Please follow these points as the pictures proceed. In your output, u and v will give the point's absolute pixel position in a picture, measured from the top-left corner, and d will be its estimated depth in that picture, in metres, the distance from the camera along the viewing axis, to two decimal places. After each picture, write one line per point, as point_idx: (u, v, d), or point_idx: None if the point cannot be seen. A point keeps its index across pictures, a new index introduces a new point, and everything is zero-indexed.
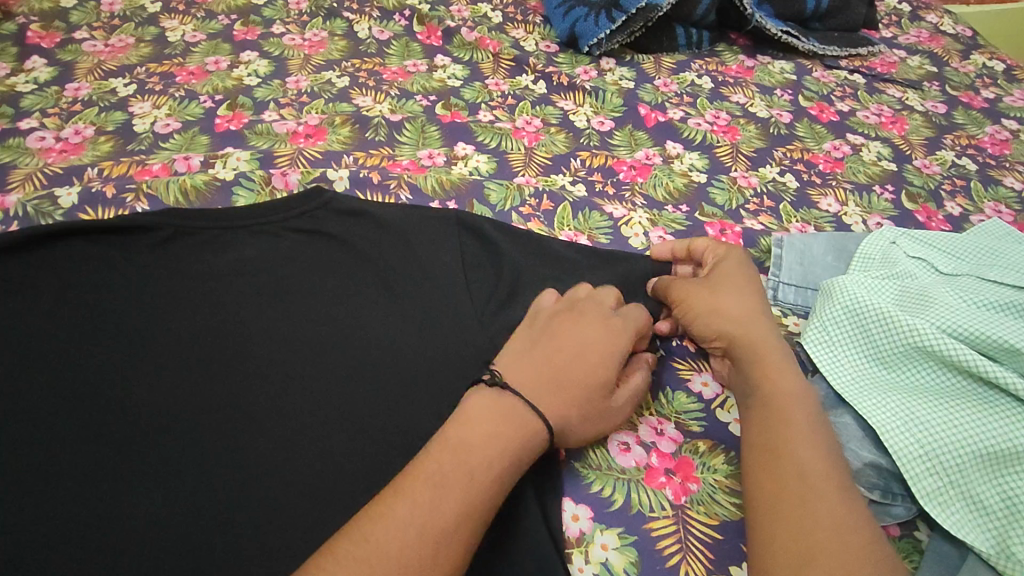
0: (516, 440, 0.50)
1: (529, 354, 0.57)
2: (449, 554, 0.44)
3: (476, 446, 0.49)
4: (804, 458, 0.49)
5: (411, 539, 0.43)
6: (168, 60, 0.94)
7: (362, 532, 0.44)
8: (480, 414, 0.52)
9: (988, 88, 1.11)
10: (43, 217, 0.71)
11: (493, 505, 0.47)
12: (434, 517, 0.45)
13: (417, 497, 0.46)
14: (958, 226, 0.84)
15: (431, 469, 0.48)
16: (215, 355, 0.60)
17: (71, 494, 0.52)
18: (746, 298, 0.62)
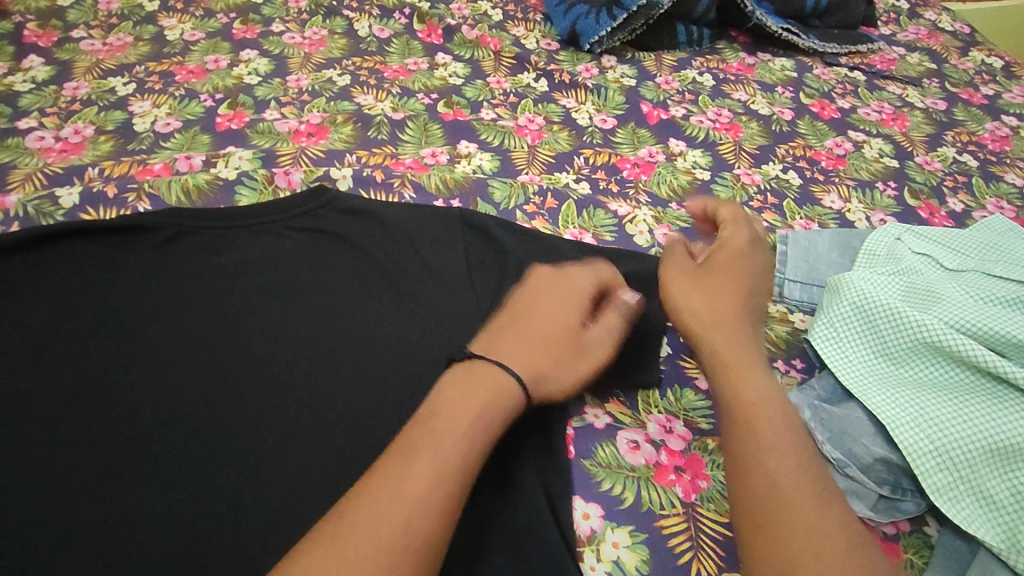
0: (483, 399, 0.48)
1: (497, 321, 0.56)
2: (431, 523, 0.41)
3: (443, 414, 0.47)
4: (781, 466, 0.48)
5: (390, 514, 0.41)
6: (167, 59, 0.94)
7: (342, 514, 0.41)
8: (446, 385, 0.50)
9: (987, 85, 1.11)
10: (43, 217, 0.70)
11: (468, 467, 0.45)
12: (409, 489, 0.42)
13: (391, 473, 0.43)
14: (961, 222, 0.84)
15: (402, 444, 0.45)
16: (220, 355, 0.59)
17: (76, 496, 0.51)
18: (730, 294, 0.61)
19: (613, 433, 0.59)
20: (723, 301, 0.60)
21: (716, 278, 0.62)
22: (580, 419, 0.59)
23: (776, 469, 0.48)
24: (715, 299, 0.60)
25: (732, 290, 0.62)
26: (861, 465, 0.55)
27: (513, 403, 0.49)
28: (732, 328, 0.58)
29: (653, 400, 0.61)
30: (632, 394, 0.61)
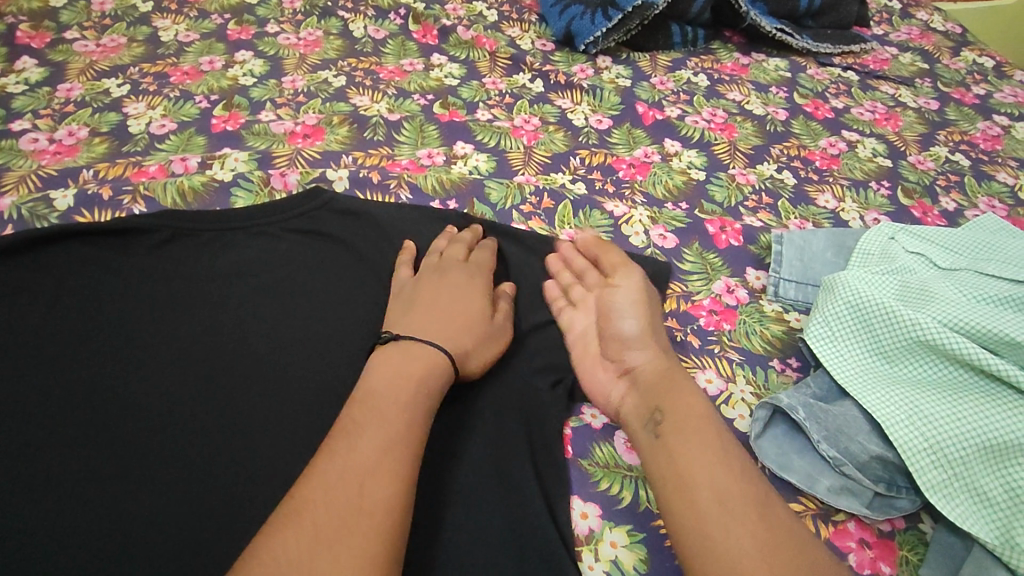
0: (418, 370, 0.53)
1: (414, 308, 0.60)
2: (387, 488, 0.45)
3: (380, 390, 0.51)
4: (706, 464, 0.48)
5: (346, 484, 0.44)
6: (162, 61, 0.93)
7: (301, 490, 0.44)
8: (380, 364, 0.54)
9: (979, 85, 1.12)
10: (38, 220, 0.70)
11: (413, 432, 0.49)
12: (359, 459, 0.45)
13: (341, 448, 0.46)
14: (954, 221, 0.85)
15: (344, 422, 0.49)
16: (218, 356, 0.59)
17: (70, 499, 0.50)
18: (655, 306, 0.63)
19: (611, 433, 0.59)
20: (651, 312, 0.62)
21: (644, 286, 0.64)
22: (577, 419, 0.60)
23: (704, 468, 0.47)
24: (645, 309, 0.62)
25: (659, 307, 0.64)
26: (857, 463, 0.55)
27: (445, 370, 0.55)
28: (657, 339, 0.60)
29: None
30: None
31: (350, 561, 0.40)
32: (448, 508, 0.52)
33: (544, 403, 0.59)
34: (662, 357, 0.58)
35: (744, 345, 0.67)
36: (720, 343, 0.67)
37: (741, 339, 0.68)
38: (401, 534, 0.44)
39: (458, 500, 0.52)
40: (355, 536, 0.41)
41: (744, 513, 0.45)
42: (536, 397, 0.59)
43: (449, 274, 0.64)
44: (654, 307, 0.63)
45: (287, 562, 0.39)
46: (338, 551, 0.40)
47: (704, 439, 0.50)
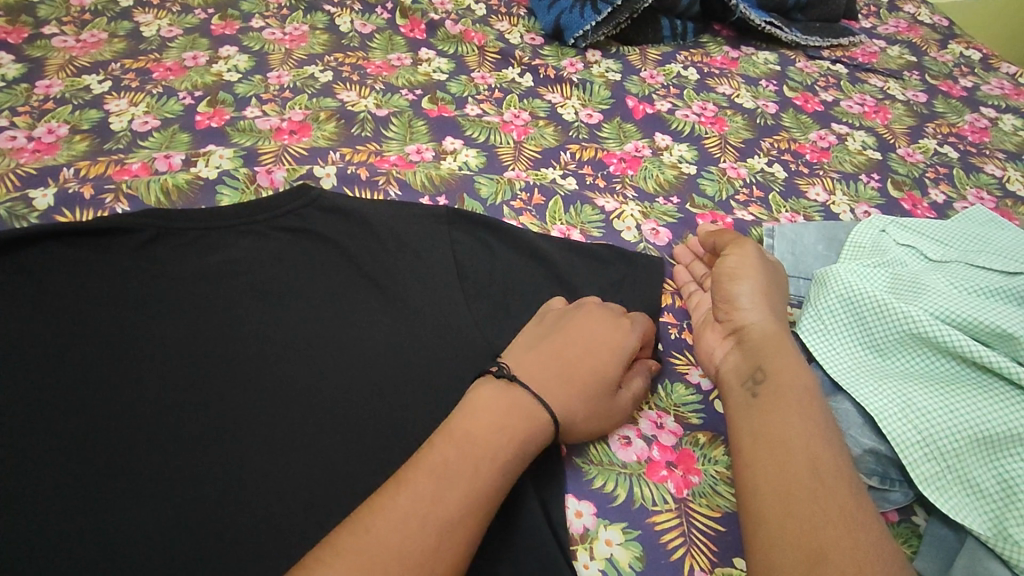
0: (521, 426, 0.50)
1: (537, 350, 0.57)
2: (457, 544, 0.43)
3: (478, 436, 0.49)
4: (806, 447, 0.48)
5: (420, 534, 0.43)
6: (144, 56, 0.92)
7: (368, 525, 0.43)
8: (484, 403, 0.52)
9: (966, 77, 1.13)
10: (17, 220, 0.68)
11: (496, 494, 0.47)
12: (438, 511, 0.44)
13: (420, 490, 0.45)
14: (943, 213, 0.85)
15: (434, 459, 0.47)
16: (205, 358, 0.58)
17: (52, 506, 0.49)
18: (773, 279, 0.65)
19: None
20: (770, 283, 0.63)
21: (765, 259, 0.65)
22: None
23: (803, 452, 0.48)
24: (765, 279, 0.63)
25: (778, 281, 0.65)
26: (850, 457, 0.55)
27: (544, 436, 0.51)
28: (773, 309, 0.61)
29: (644, 397, 0.61)
30: None
31: None
32: None
33: None
34: (779, 327, 0.59)
35: None
36: None
37: None
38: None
39: None
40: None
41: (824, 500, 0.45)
42: None
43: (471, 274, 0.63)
44: (771, 280, 0.64)
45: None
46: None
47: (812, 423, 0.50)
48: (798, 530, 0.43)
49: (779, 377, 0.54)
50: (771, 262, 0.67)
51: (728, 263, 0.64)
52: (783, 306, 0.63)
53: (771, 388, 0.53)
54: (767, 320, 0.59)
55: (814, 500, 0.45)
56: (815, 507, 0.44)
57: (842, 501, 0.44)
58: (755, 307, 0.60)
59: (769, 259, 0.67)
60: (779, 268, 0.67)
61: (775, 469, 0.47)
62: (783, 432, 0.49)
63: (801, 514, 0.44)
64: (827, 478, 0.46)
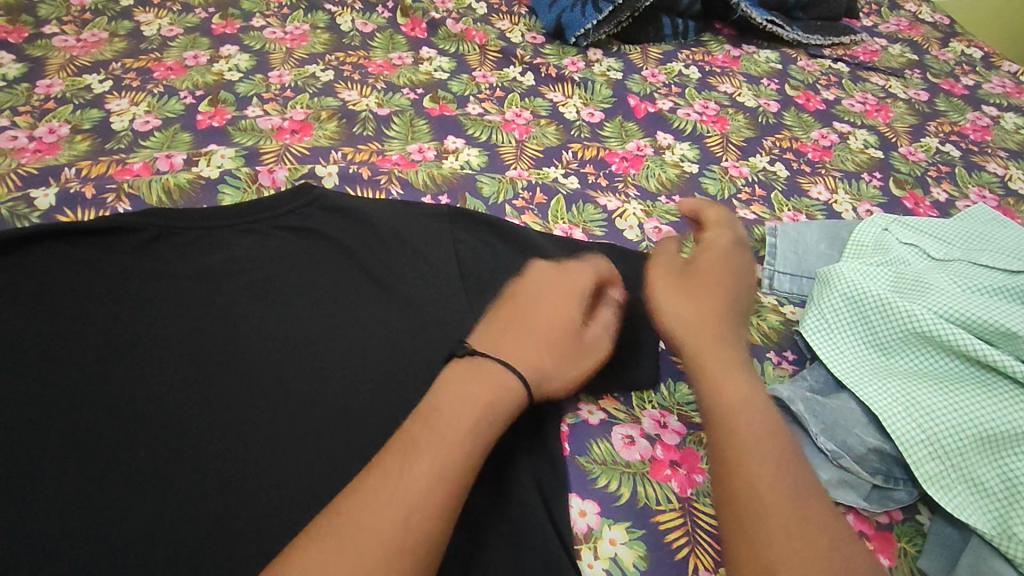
0: (486, 392, 0.50)
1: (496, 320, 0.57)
2: (431, 516, 0.42)
3: (448, 411, 0.48)
4: (779, 451, 0.48)
5: (389, 508, 0.42)
6: (145, 55, 0.91)
7: (342, 507, 0.43)
8: (449, 381, 0.51)
9: (967, 76, 1.13)
10: (19, 220, 0.68)
11: (472, 464, 0.46)
12: (408, 484, 0.43)
13: (391, 467, 0.44)
14: (945, 211, 0.85)
15: (405, 437, 0.47)
16: (208, 358, 0.58)
17: (54, 506, 0.49)
18: (722, 261, 0.65)
19: (609, 429, 0.58)
20: (711, 263, 0.64)
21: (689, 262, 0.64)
22: (575, 416, 0.59)
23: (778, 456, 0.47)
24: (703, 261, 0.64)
25: (730, 263, 0.65)
26: (855, 455, 0.55)
27: (515, 398, 0.51)
28: (701, 285, 0.61)
29: (647, 396, 0.61)
30: (625, 390, 0.61)
31: None
32: None
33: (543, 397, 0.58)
34: (707, 307, 0.59)
35: None
36: None
37: None
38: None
39: None
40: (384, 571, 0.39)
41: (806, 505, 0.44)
42: None
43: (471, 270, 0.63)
44: (716, 262, 0.64)
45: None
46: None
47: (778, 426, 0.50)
48: (788, 535, 0.42)
49: (716, 368, 0.53)
50: (734, 250, 0.67)
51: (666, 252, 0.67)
52: (727, 285, 0.62)
53: (725, 384, 0.52)
54: (679, 298, 0.60)
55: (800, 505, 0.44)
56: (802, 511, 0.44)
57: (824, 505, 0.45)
58: (677, 286, 0.61)
59: (729, 246, 0.67)
60: (743, 257, 0.67)
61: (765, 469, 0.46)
62: (752, 433, 0.48)
63: (788, 518, 0.43)
64: (805, 485, 0.46)
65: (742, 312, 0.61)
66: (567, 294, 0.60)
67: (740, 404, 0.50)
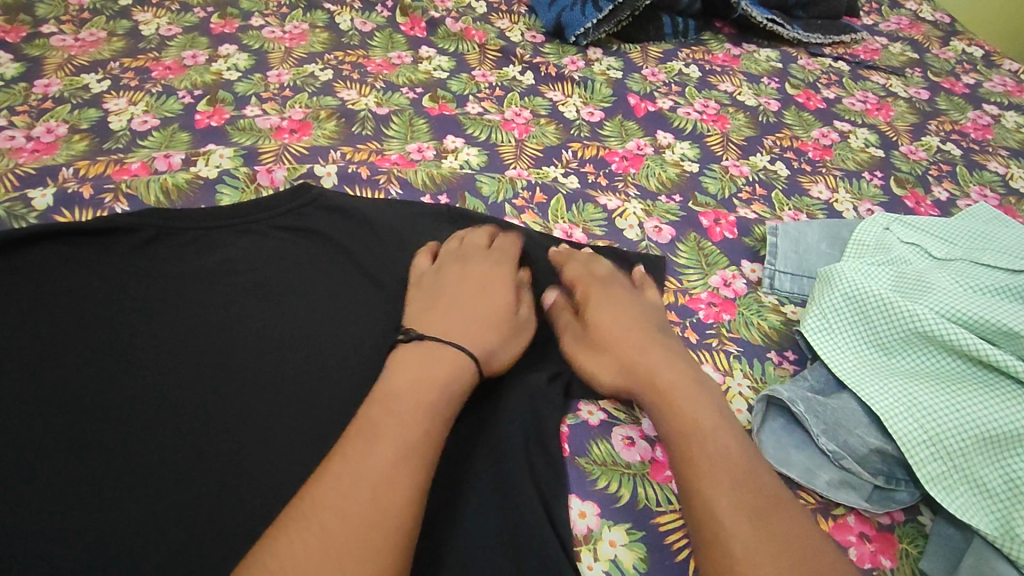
0: (436, 372, 0.52)
1: (434, 309, 0.59)
2: (397, 495, 0.44)
3: (400, 394, 0.50)
4: (738, 469, 0.48)
5: (355, 490, 0.43)
6: (143, 55, 0.91)
7: (309, 492, 0.43)
8: (398, 366, 0.53)
9: (969, 74, 1.12)
10: (16, 220, 0.68)
11: (433, 440, 0.48)
12: (372, 465, 0.44)
13: (352, 451, 0.46)
14: (947, 210, 0.84)
15: (362, 423, 0.48)
16: (205, 358, 0.57)
17: (50, 508, 0.49)
18: (617, 293, 0.65)
19: (609, 429, 0.58)
20: (603, 307, 0.63)
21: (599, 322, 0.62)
22: (574, 417, 0.59)
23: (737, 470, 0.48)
24: (599, 312, 0.62)
25: (621, 297, 0.64)
26: (857, 456, 0.55)
27: (466, 374, 0.54)
28: (612, 330, 0.61)
29: None
30: None
31: None
32: (441, 510, 0.51)
33: (542, 399, 0.58)
34: (629, 345, 0.59)
35: (743, 336, 0.66)
36: (717, 335, 0.66)
37: (740, 330, 0.67)
38: (404, 553, 0.42)
39: (451, 499, 0.51)
40: (359, 551, 0.40)
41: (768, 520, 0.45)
42: (531, 393, 0.58)
43: (470, 268, 0.64)
44: (607, 297, 0.64)
45: (286, 568, 0.39)
46: (342, 564, 0.40)
47: (733, 441, 0.50)
48: (751, 553, 0.44)
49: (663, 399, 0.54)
50: (611, 274, 0.67)
51: (562, 319, 0.64)
52: (633, 314, 0.62)
53: (676, 411, 0.53)
54: (603, 350, 0.60)
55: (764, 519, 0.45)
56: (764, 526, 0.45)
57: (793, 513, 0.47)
58: (593, 343, 0.61)
59: (608, 274, 0.67)
60: (620, 276, 0.67)
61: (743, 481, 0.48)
62: (709, 454, 0.49)
63: (752, 537, 0.44)
64: (767, 498, 0.47)
65: (661, 327, 0.62)
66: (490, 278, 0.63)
67: (693, 428, 0.51)
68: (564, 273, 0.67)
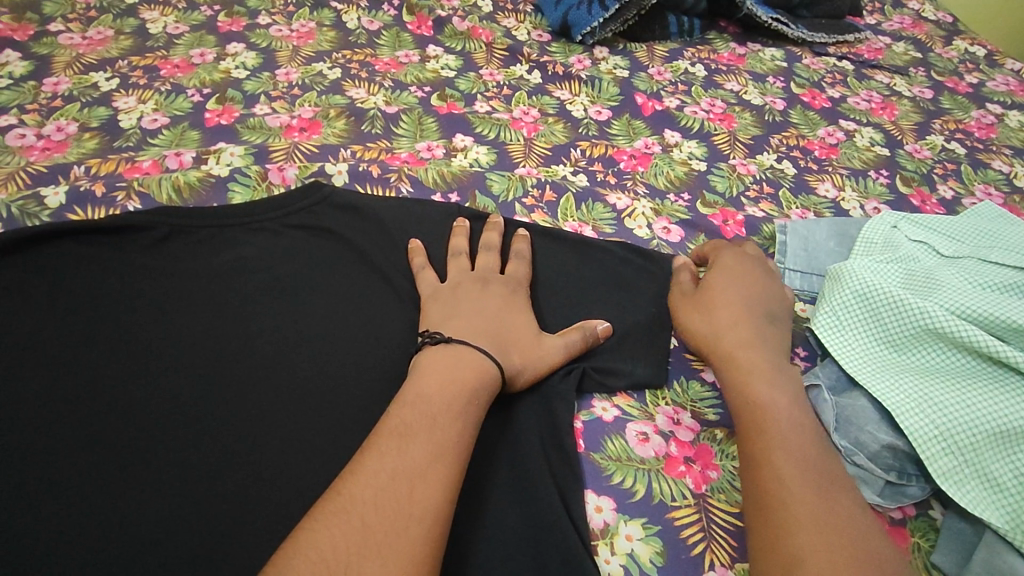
0: (467, 375, 0.53)
1: (455, 312, 0.60)
2: (432, 493, 0.44)
3: (430, 394, 0.51)
4: (802, 453, 0.51)
5: (392, 485, 0.44)
6: (152, 53, 0.91)
7: (344, 487, 0.44)
8: (428, 367, 0.54)
9: (971, 73, 1.13)
10: (29, 218, 0.68)
11: (464, 440, 0.49)
12: (409, 463, 0.46)
13: (386, 449, 0.47)
14: (952, 209, 0.85)
15: (393, 422, 0.49)
16: (221, 356, 0.58)
17: (70, 505, 0.49)
18: (742, 273, 0.66)
19: (622, 426, 0.59)
20: (728, 282, 0.65)
21: (720, 299, 0.64)
22: (589, 413, 0.59)
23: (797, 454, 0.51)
24: (716, 291, 0.64)
25: (746, 285, 0.65)
26: (868, 452, 0.55)
27: (494, 380, 0.54)
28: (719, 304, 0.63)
29: (661, 393, 0.62)
30: (639, 387, 0.61)
31: (391, 567, 0.40)
32: (461, 508, 0.51)
33: (557, 397, 0.58)
34: (730, 315, 0.62)
35: None
36: None
37: None
38: (441, 547, 0.43)
39: (469, 495, 0.52)
40: (399, 542, 0.41)
41: (825, 501, 0.48)
42: (547, 393, 0.59)
43: (489, 273, 0.65)
44: (732, 276, 0.66)
45: (327, 558, 0.40)
46: (381, 556, 0.40)
47: (801, 425, 0.53)
48: (807, 545, 0.45)
49: (738, 372, 0.57)
50: (752, 259, 0.68)
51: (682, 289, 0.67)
52: (753, 296, 0.64)
53: (750, 388, 0.56)
54: (708, 314, 0.63)
55: (818, 501, 0.47)
56: (818, 506, 0.47)
57: (843, 506, 0.47)
58: (699, 319, 0.63)
59: (751, 259, 0.68)
60: (762, 264, 0.68)
61: (803, 477, 0.49)
62: (777, 433, 0.52)
63: (809, 513, 0.46)
64: (820, 490, 0.48)
65: (774, 312, 0.64)
66: (508, 288, 0.64)
67: (763, 416, 0.53)
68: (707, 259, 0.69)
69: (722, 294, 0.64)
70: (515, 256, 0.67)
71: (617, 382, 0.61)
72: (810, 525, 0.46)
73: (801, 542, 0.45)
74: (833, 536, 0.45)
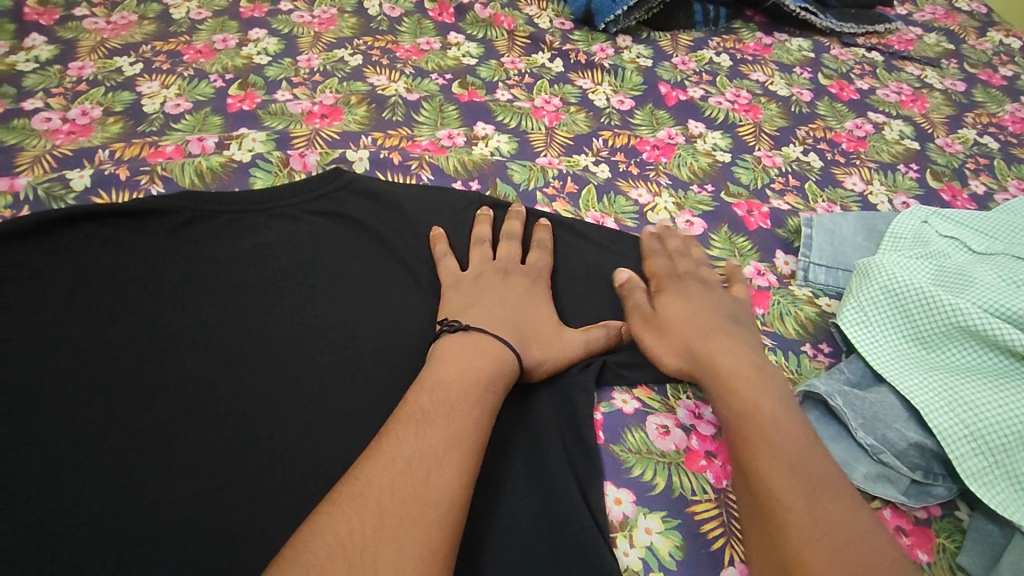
0: (485, 364, 0.53)
1: (475, 303, 0.60)
2: (449, 479, 0.44)
3: (448, 381, 0.51)
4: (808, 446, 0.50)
5: (410, 471, 0.44)
6: (174, 38, 0.91)
7: (362, 472, 0.44)
8: (447, 354, 0.54)
9: (1005, 66, 1.10)
10: (55, 201, 0.68)
11: (481, 428, 0.49)
12: (426, 449, 0.45)
13: (403, 434, 0.47)
14: (984, 204, 0.83)
15: (411, 409, 0.49)
16: (242, 340, 0.58)
17: (92, 484, 0.49)
18: (693, 280, 0.65)
19: (643, 418, 0.58)
20: (682, 300, 0.63)
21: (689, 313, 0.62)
22: (609, 404, 0.59)
23: (797, 455, 0.49)
24: (677, 307, 0.62)
25: (701, 299, 0.63)
26: (895, 450, 0.54)
27: (512, 370, 0.54)
28: (680, 316, 0.61)
29: (682, 386, 0.61)
30: (659, 380, 0.61)
31: (407, 551, 0.40)
32: (478, 495, 0.51)
33: (576, 387, 0.58)
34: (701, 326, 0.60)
35: (776, 329, 0.66)
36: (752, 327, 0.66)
37: (774, 323, 0.66)
38: (456, 533, 0.43)
39: (487, 482, 0.52)
40: (414, 527, 0.41)
41: (831, 500, 0.47)
42: (566, 384, 0.58)
43: (510, 265, 0.64)
44: (681, 285, 0.65)
45: (343, 543, 0.40)
46: (398, 541, 0.40)
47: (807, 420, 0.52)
48: (808, 542, 0.44)
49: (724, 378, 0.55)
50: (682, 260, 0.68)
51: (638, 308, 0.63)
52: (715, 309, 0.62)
53: (739, 391, 0.54)
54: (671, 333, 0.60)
55: (822, 504, 0.46)
56: (822, 512, 0.46)
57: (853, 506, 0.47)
58: (670, 333, 0.60)
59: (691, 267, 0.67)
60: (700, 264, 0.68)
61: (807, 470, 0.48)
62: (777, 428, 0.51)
63: (808, 515, 0.46)
64: (825, 484, 0.48)
65: (736, 317, 0.63)
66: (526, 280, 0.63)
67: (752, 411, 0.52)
68: (648, 263, 0.68)
69: (685, 311, 0.62)
70: (536, 246, 0.67)
71: (636, 372, 0.61)
72: (805, 530, 0.45)
73: (800, 539, 0.44)
74: (831, 539, 0.44)
